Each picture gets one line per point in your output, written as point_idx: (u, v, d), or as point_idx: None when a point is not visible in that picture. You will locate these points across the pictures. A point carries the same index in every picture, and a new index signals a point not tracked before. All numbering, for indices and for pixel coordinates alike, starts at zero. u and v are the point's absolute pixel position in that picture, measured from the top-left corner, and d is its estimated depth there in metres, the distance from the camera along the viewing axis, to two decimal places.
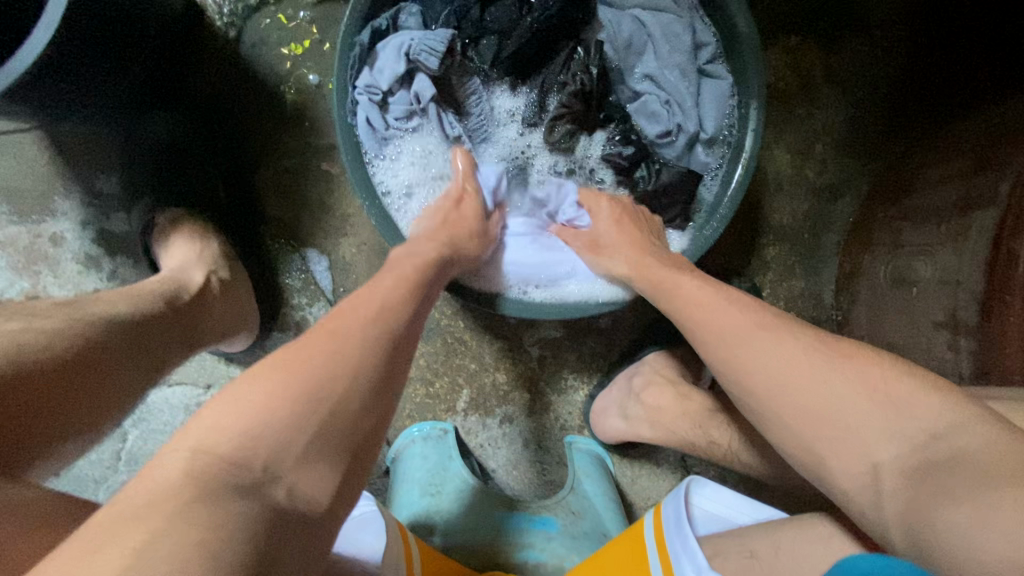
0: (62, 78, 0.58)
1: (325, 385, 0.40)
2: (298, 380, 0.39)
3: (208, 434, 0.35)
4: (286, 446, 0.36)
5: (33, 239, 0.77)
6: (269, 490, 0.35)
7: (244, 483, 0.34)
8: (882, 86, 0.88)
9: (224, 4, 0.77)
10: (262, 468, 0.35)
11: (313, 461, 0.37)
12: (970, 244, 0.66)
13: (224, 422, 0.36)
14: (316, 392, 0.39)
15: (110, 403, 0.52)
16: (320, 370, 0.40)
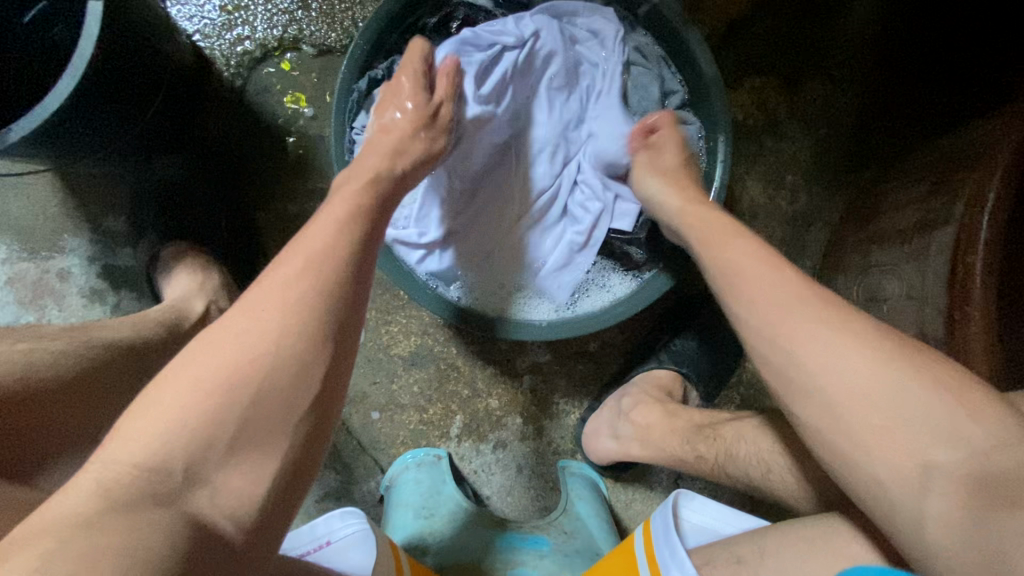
0: (82, 123, 0.63)
1: (271, 384, 0.41)
2: (218, 374, 0.40)
3: (125, 439, 0.37)
4: (205, 451, 0.38)
5: (41, 274, 0.81)
6: (204, 483, 0.38)
7: (165, 491, 0.36)
8: (844, 122, 0.93)
9: (232, 57, 0.83)
10: (182, 475, 0.37)
11: (231, 463, 0.39)
12: (932, 262, 0.70)
13: (150, 424, 0.38)
14: (239, 387, 0.40)
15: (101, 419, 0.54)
16: (240, 358, 0.41)
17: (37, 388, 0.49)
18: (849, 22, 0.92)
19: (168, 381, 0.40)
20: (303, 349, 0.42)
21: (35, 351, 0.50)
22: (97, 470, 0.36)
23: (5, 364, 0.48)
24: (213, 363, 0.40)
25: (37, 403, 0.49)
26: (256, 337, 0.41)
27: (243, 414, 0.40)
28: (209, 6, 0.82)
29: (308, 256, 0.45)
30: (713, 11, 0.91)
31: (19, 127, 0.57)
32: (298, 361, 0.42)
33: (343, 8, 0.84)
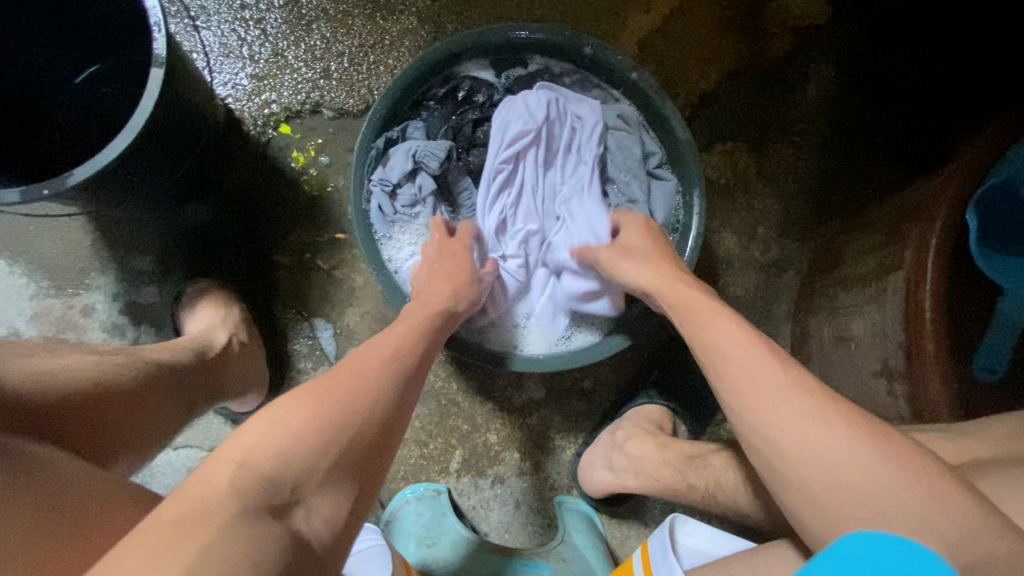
0: (127, 170, 0.70)
1: (369, 424, 0.49)
2: (330, 412, 0.47)
3: (250, 449, 0.43)
4: (312, 472, 0.44)
5: (66, 310, 0.85)
6: (298, 505, 0.43)
7: (268, 510, 0.41)
8: (807, 181, 1.05)
9: (259, 117, 0.92)
10: (284, 497, 0.42)
11: (327, 485, 0.45)
12: (889, 303, 0.78)
13: (268, 442, 0.44)
14: (346, 418, 0.48)
15: (157, 427, 0.59)
16: (346, 405, 0.48)
17: (103, 392, 0.54)
18: (806, 97, 1.05)
19: (284, 411, 0.46)
20: (390, 400, 0.52)
21: (99, 366, 0.56)
22: (236, 462, 0.42)
23: (78, 373, 0.54)
24: (322, 406, 0.47)
25: (105, 404, 0.53)
26: (360, 389, 0.51)
27: (345, 447, 0.46)
28: (241, 75, 0.93)
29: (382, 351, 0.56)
30: (686, 87, 1.04)
31: (78, 172, 0.64)
32: (384, 410, 0.51)
33: (360, 77, 0.94)
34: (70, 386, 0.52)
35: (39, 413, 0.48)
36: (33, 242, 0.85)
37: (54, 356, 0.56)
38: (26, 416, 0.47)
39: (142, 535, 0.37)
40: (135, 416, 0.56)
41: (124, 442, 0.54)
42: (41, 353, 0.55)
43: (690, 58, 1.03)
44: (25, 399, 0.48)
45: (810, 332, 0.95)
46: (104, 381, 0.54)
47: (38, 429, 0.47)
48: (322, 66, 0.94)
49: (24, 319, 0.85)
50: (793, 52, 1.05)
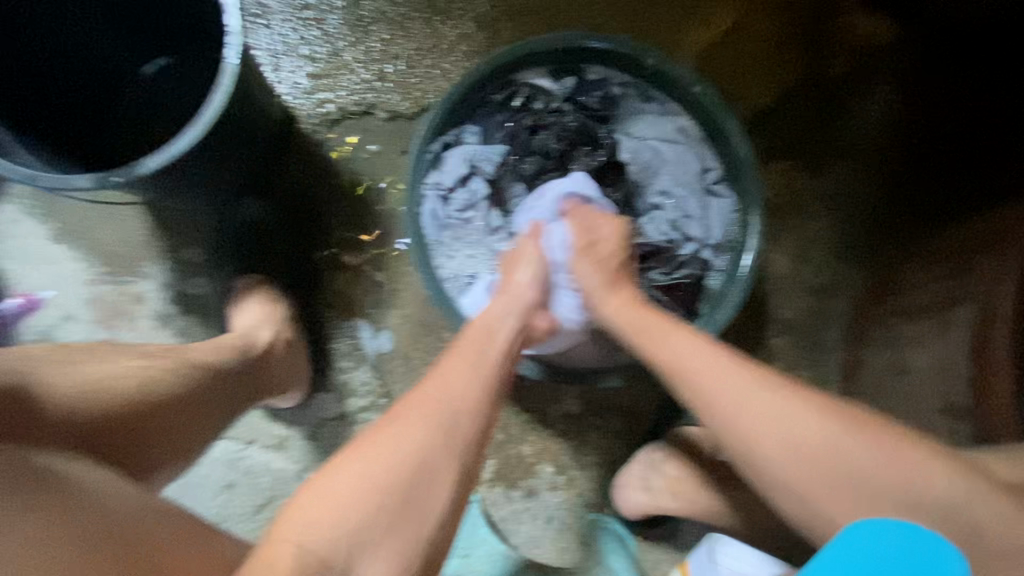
0: (191, 162, 0.71)
1: (429, 501, 0.48)
2: (380, 471, 0.46)
3: (304, 527, 0.42)
4: (368, 534, 0.44)
5: (118, 296, 0.87)
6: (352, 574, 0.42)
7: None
8: (865, 205, 1.01)
9: (314, 116, 0.93)
10: (340, 567, 0.42)
11: (385, 537, 0.44)
12: (956, 338, 0.75)
13: (319, 514, 0.43)
14: (393, 480, 0.46)
15: (197, 437, 0.59)
16: (395, 461, 0.47)
17: (150, 402, 0.54)
18: (868, 117, 1.01)
19: (333, 478, 0.46)
20: (446, 447, 0.50)
21: (146, 368, 0.57)
22: (294, 543, 0.41)
23: (124, 378, 0.54)
24: (372, 466, 0.47)
25: (149, 419, 0.54)
26: (407, 440, 0.49)
27: (402, 500, 0.46)
28: (299, 74, 0.94)
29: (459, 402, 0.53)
30: (742, 102, 1.01)
31: (146, 165, 0.65)
32: (434, 459, 0.49)
33: (415, 80, 0.95)
34: (113, 397, 0.52)
35: (87, 424, 0.50)
36: (91, 228, 0.87)
37: (109, 358, 0.57)
38: (68, 430, 0.48)
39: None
40: (187, 417, 0.58)
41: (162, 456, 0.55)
42: (99, 354, 0.57)
43: (748, 73, 1.01)
44: (73, 408, 0.50)
45: (863, 362, 0.91)
46: (149, 390, 0.55)
47: (86, 445, 0.49)
48: (378, 68, 0.94)
49: (79, 303, 0.87)
50: (855, 71, 1.01)
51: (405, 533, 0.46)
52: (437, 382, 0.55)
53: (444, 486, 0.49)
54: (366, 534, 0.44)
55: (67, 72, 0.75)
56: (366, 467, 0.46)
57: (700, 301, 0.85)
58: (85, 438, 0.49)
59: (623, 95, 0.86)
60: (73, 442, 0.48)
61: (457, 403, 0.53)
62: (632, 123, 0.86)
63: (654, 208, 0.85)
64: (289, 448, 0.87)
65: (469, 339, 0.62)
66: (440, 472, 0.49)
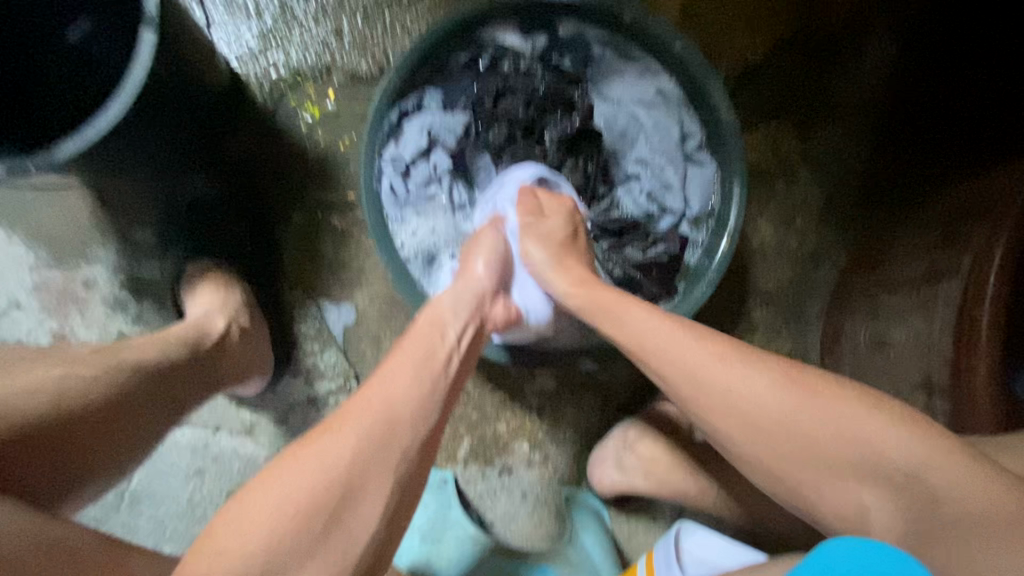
0: (120, 143, 0.65)
1: (356, 521, 0.44)
2: (304, 490, 0.43)
3: (219, 556, 0.40)
4: (289, 564, 0.41)
5: (67, 282, 0.83)
6: None
7: None
8: (856, 169, 0.96)
9: (265, 81, 0.86)
10: None
11: (311, 561, 0.42)
12: (939, 313, 0.72)
13: (239, 537, 0.41)
14: (319, 500, 0.43)
15: (136, 438, 0.57)
16: (320, 483, 0.44)
17: (64, 415, 0.51)
18: (862, 72, 0.95)
19: (256, 498, 0.43)
20: (382, 457, 0.47)
21: (66, 378, 0.53)
22: (206, 573, 0.39)
23: (30, 395, 0.50)
24: (297, 486, 0.43)
25: (68, 434, 0.51)
26: (336, 457, 0.45)
27: (324, 524, 0.43)
28: (246, 32, 0.85)
29: (397, 408, 0.49)
30: (731, 58, 0.94)
31: (66, 148, 0.59)
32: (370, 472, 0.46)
33: (375, 38, 0.86)
34: (26, 412, 0.49)
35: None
36: (31, 209, 0.81)
37: (24, 369, 0.53)
38: None
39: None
40: (118, 425, 0.55)
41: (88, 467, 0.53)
42: (15, 364, 0.53)
43: (737, 24, 0.93)
44: None
45: (844, 333, 0.89)
46: (71, 403, 0.52)
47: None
48: (333, 25, 0.86)
49: (25, 290, 0.83)
50: (854, 21, 0.94)
51: (326, 555, 0.42)
52: (375, 388, 0.51)
53: (377, 506, 0.45)
54: (281, 559, 0.41)
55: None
56: (291, 483, 0.43)
57: (678, 277, 0.80)
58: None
59: (601, 54, 0.79)
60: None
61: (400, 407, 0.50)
62: (607, 86, 0.80)
63: (631, 179, 0.81)
64: (257, 433, 0.85)
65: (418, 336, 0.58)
66: (371, 489, 0.45)
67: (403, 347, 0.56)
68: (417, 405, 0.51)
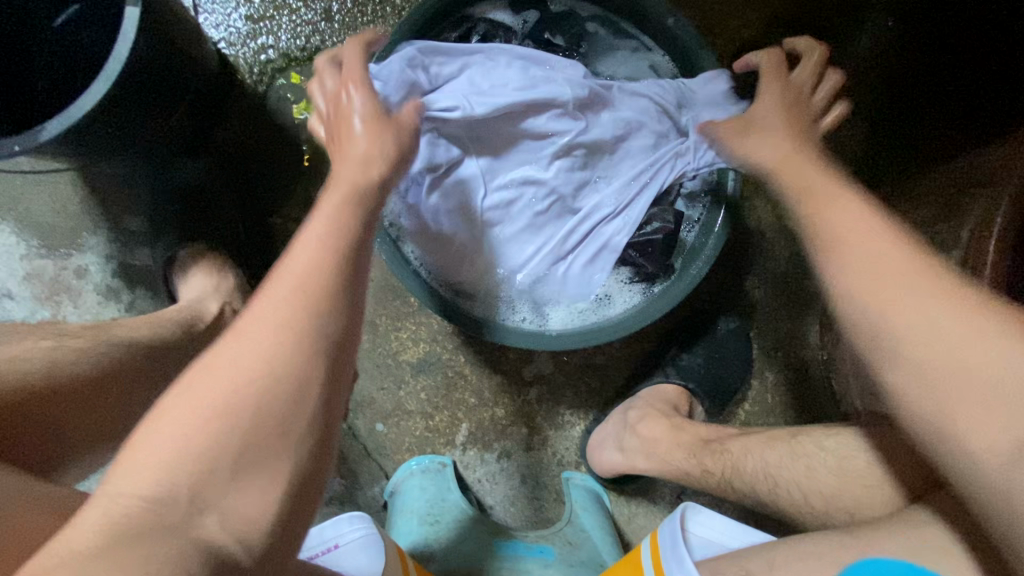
0: (110, 125, 0.64)
1: (294, 407, 0.39)
2: (219, 388, 0.38)
3: (130, 471, 0.35)
4: (210, 471, 0.36)
5: (58, 270, 0.82)
6: (211, 509, 0.36)
7: (169, 520, 0.34)
8: (854, 145, 0.95)
9: (255, 65, 0.85)
10: (188, 500, 0.35)
11: (247, 464, 0.37)
12: None
13: (151, 449, 0.36)
14: (240, 397, 0.38)
15: (126, 415, 0.56)
16: (240, 375, 0.39)
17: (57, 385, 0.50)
18: (859, 48, 0.94)
19: (168, 408, 0.38)
20: (304, 339, 0.41)
21: (59, 349, 0.52)
22: (114, 493, 0.35)
23: (27, 361, 0.50)
24: (203, 388, 0.38)
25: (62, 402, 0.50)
26: (251, 347, 0.40)
27: (254, 420, 0.38)
28: (235, 16, 0.84)
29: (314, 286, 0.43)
30: (726, 34, 0.93)
31: (52, 127, 0.59)
32: (287, 377, 0.39)
33: (365, 20, 0.85)
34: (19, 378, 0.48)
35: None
36: (21, 198, 0.81)
37: (15, 340, 0.52)
38: None
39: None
40: (106, 398, 0.54)
41: (82, 438, 0.52)
42: (7, 336, 0.52)
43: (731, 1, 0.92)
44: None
45: None
46: (64, 374, 0.51)
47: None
48: (323, 7, 0.85)
49: (16, 279, 0.82)
50: None
51: (260, 446, 0.38)
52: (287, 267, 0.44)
53: (313, 394, 0.40)
54: (208, 461, 0.36)
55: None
56: (207, 383, 0.38)
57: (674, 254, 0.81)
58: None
59: (595, 31, 0.79)
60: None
61: (318, 302, 0.42)
62: (601, 61, 0.79)
63: None
64: None
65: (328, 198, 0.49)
66: (303, 374, 0.40)
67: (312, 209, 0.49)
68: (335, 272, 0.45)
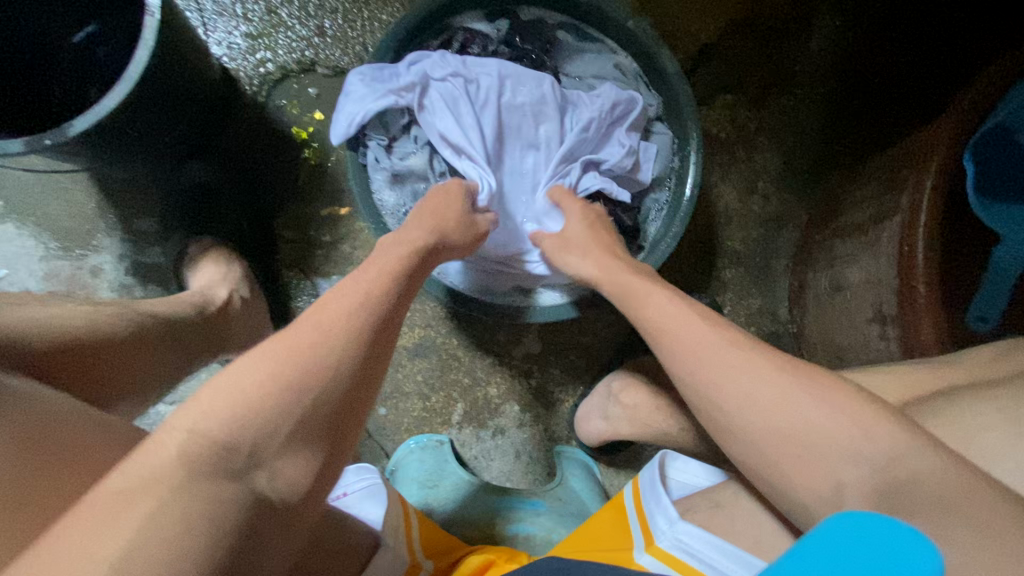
0: (127, 124, 0.71)
1: (339, 398, 0.46)
2: (287, 363, 0.44)
3: (205, 414, 0.40)
4: (269, 429, 0.41)
5: (75, 270, 0.88)
6: (262, 466, 0.41)
7: (232, 467, 0.39)
8: (807, 134, 1.03)
9: (255, 77, 0.92)
10: (248, 453, 0.40)
11: (293, 439, 0.43)
12: (884, 249, 0.78)
13: (224, 400, 0.41)
14: (300, 377, 0.44)
15: (156, 379, 0.61)
16: (309, 359, 0.45)
17: (100, 340, 0.55)
18: (809, 47, 1.03)
19: (239, 369, 0.43)
20: (354, 343, 0.48)
21: (97, 313, 0.58)
22: (188, 428, 0.39)
23: (74, 320, 0.55)
24: (276, 358, 0.44)
25: (104, 355, 0.55)
26: (318, 343, 0.46)
27: (311, 398, 0.44)
28: (236, 33, 0.92)
29: (363, 297, 0.52)
30: (685, 37, 1.02)
31: (79, 123, 0.65)
32: (350, 395, 0.47)
33: (355, 34, 0.94)
34: (67, 332, 0.53)
35: (53, 353, 0.51)
36: (39, 204, 0.87)
37: (57, 304, 0.58)
38: (28, 354, 0.49)
39: (52, 550, 0.33)
40: (145, 357, 0.60)
41: (126, 390, 0.58)
42: (46, 300, 0.58)
43: (689, 7, 1.01)
44: (36, 338, 0.50)
45: (807, 284, 0.96)
46: (97, 328, 0.56)
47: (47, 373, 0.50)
48: (316, 23, 0.93)
49: (35, 280, 0.88)
50: None
51: (310, 423, 0.44)
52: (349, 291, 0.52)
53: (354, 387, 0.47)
54: (273, 423, 0.42)
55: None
56: (272, 354, 0.45)
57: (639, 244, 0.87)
58: (49, 365, 0.50)
59: (563, 37, 0.87)
60: (37, 369, 0.49)
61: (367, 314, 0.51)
62: (570, 63, 0.87)
63: None
64: None
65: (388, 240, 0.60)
66: (350, 366, 0.47)
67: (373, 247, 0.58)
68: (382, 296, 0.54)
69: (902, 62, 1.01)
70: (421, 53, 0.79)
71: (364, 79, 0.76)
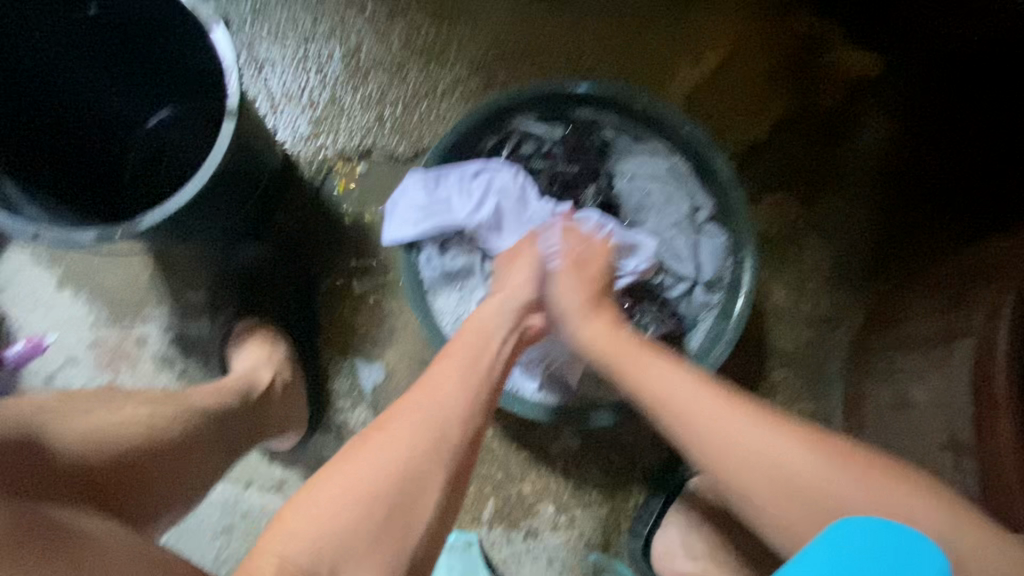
0: (190, 215, 0.73)
1: (409, 513, 0.50)
2: (363, 485, 0.50)
3: (291, 538, 0.47)
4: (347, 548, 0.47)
5: (122, 339, 0.89)
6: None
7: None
8: (862, 236, 1.01)
9: (314, 160, 0.96)
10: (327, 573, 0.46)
11: (366, 558, 0.47)
12: (956, 372, 0.73)
13: (310, 525, 0.48)
14: (375, 498, 0.50)
15: (197, 486, 0.61)
16: (382, 476, 0.51)
17: (146, 452, 0.56)
18: (858, 149, 1.02)
19: (319, 492, 0.50)
20: (433, 456, 0.53)
21: (152, 416, 0.60)
22: (277, 556, 0.46)
23: (132, 428, 0.57)
24: (357, 480, 0.50)
25: (151, 467, 0.56)
26: (395, 453, 0.52)
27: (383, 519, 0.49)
28: (300, 120, 0.97)
29: (437, 404, 0.56)
30: (734, 136, 1.02)
31: (148, 217, 0.68)
32: (421, 510, 0.51)
33: (412, 124, 0.97)
34: (117, 446, 0.55)
35: (99, 474, 0.52)
36: (96, 272, 0.89)
37: (115, 405, 0.59)
38: (77, 476, 0.50)
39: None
40: (189, 465, 0.61)
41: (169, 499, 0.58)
42: (105, 402, 0.59)
43: (739, 108, 1.02)
44: (86, 455, 0.52)
45: (865, 394, 0.90)
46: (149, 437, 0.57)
47: (97, 496, 0.51)
48: (376, 113, 0.97)
49: (83, 347, 0.89)
50: (846, 103, 1.02)
51: (387, 537, 0.49)
52: (427, 395, 0.57)
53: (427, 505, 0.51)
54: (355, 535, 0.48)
55: (67, 118, 0.78)
56: (357, 470, 0.51)
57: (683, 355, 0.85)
58: (96, 488, 0.52)
59: (614, 140, 0.88)
60: (89, 492, 0.51)
61: (450, 420, 0.56)
62: (622, 163, 0.88)
63: None
64: (287, 490, 0.89)
65: (468, 346, 0.64)
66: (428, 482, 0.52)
67: (453, 352, 0.63)
68: (460, 405, 0.57)
69: (961, 172, 0.98)
70: (483, 165, 0.81)
71: (426, 184, 0.80)
